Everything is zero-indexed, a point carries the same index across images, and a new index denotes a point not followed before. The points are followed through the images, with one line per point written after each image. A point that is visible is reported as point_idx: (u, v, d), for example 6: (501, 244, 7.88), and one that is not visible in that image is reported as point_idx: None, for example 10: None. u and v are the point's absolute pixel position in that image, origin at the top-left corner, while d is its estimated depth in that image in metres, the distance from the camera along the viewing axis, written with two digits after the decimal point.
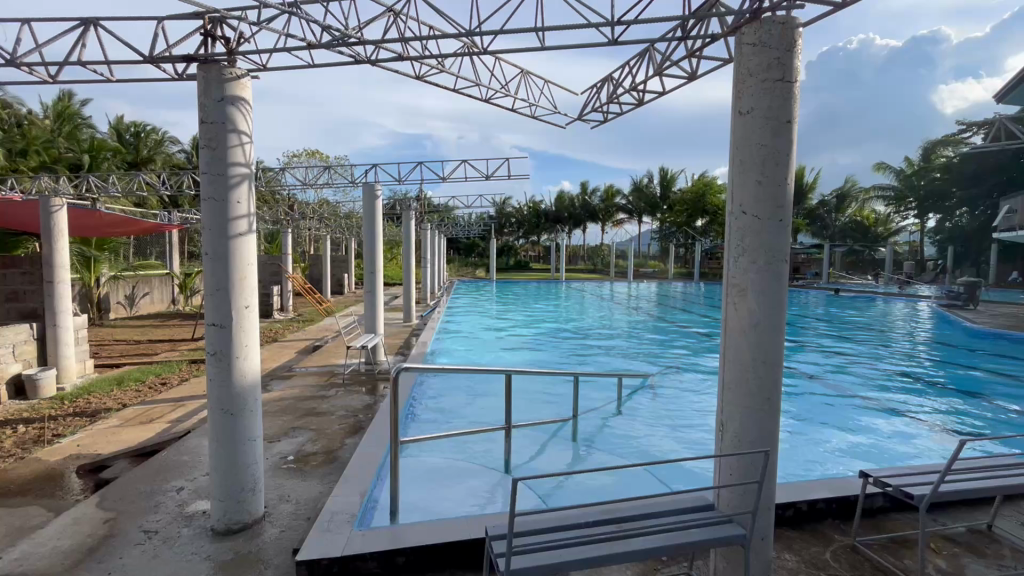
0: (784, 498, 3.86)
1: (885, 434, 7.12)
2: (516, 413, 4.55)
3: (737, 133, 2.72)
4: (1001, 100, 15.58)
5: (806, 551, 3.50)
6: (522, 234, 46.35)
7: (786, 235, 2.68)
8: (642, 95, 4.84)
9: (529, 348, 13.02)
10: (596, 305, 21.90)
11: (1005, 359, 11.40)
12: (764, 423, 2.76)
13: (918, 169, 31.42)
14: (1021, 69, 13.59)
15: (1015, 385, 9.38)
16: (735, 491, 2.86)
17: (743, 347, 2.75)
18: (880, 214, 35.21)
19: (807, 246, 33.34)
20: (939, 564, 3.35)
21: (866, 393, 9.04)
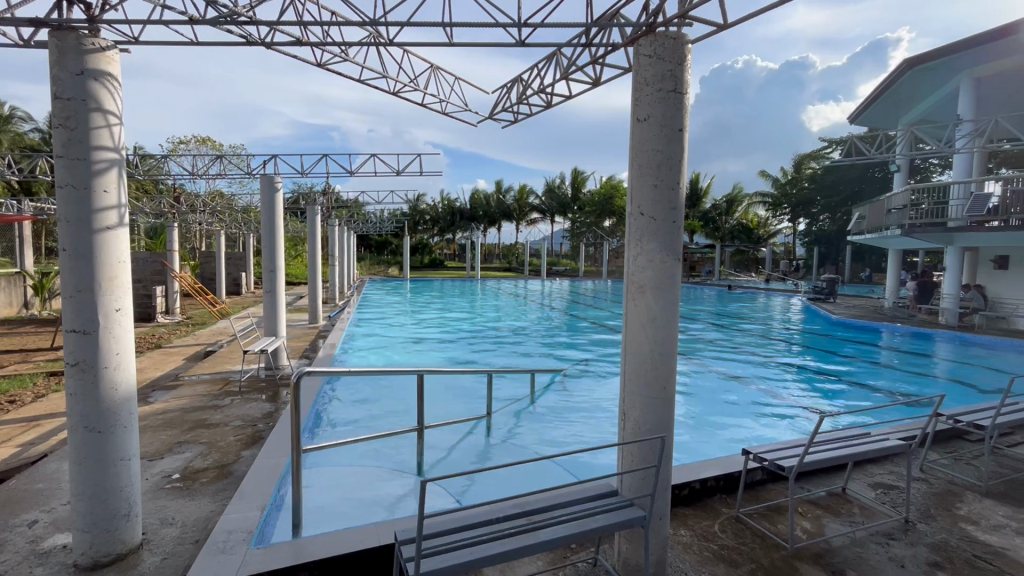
0: (680, 479, 4.18)
1: (760, 415, 7.99)
2: (434, 416, 4.47)
3: (636, 138, 2.88)
4: (855, 121, 17.95)
5: (698, 525, 3.82)
6: (436, 232, 45.72)
7: (678, 235, 2.88)
8: (550, 98, 4.95)
9: (444, 347, 12.90)
10: (510, 303, 22.25)
11: (859, 345, 13.22)
12: (660, 411, 2.96)
13: (790, 178, 35.43)
14: (869, 95, 15.73)
15: (868, 367, 10.90)
16: (636, 476, 3.04)
17: (642, 340, 2.93)
18: (761, 218, 39.25)
19: (701, 246, 36.41)
20: (806, 526, 3.82)
21: (750, 380, 10.03)
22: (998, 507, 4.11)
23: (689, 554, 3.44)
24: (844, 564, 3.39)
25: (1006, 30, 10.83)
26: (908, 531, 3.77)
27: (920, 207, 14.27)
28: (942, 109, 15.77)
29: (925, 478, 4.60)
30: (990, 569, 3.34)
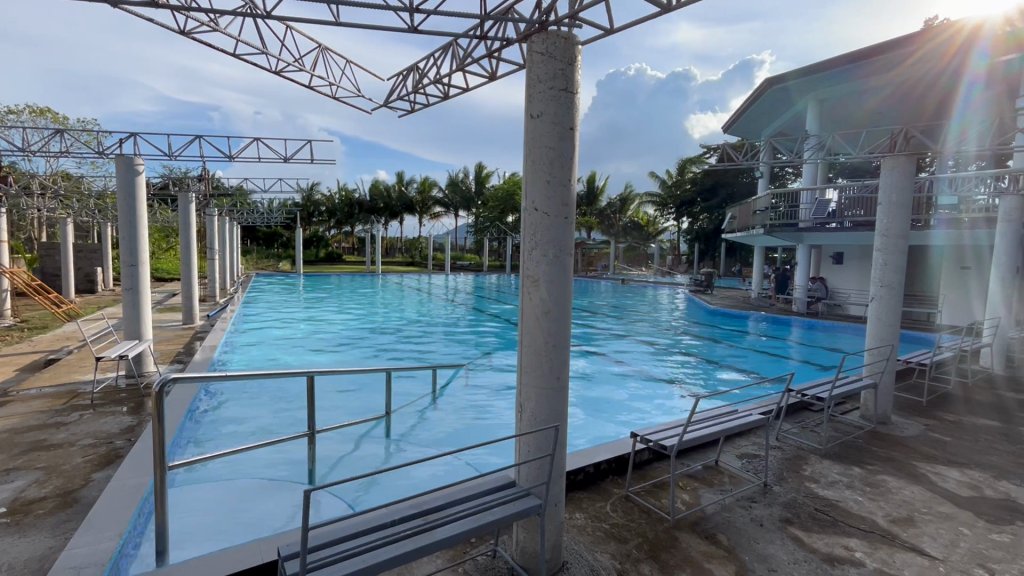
0: (575, 465, 4.37)
1: (647, 399, 8.64)
2: (331, 421, 4.24)
3: (530, 134, 2.93)
4: (727, 130, 19.94)
5: (592, 507, 4.02)
6: (333, 224, 43.22)
7: (570, 230, 2.98)
8: (447, 89, 4.86)
9: (342, 346, 12.24)
10: (414, 298, 21.71)
11: (732, 331, 14.83)
12: (554, 402, 3.04)
13: (674, 180, 38.46)
14: (739, 108, 17.55)
15: (738, 351, 12.26)
16: (532, 466, 3.10)
17: (537, 332, 2.99)
18: (651, 217, 42.16)
19: (598, 242, 38.30)
20: (685, 499, 4.19)
21: (640, 367, 10.82)
22: (834, 466, 4.83)
23: (583, 536, 3.60)
24: (717, 529, 3.77)
25: (849, 58, 12.61)
26: (766, 493, 4.30)
27: (778, 210, 16.25)
28: (795, 123, 18.07)
29: (779, 446, 5.28)
30: (828, 519, 3.91)
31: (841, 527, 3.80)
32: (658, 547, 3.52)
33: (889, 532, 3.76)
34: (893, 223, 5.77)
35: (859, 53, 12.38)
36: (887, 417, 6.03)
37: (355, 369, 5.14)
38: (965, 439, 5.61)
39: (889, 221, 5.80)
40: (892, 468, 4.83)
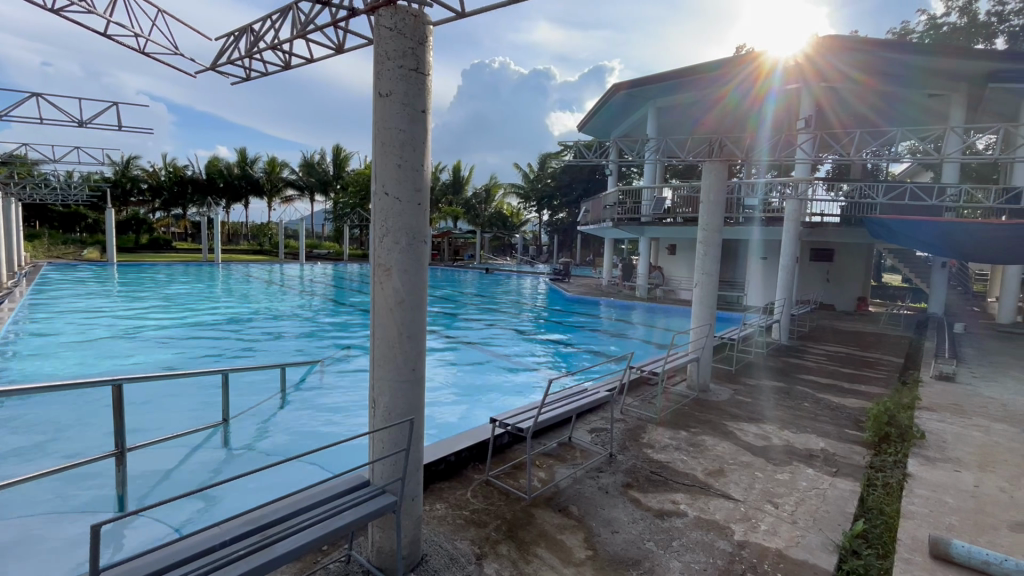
0: (436, 455, 4.34)
1: (508, 384, 8.95)
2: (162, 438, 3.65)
3: (379, 115, 2.77)
4: (581, 129, 21.36)
5: (453, 496, 4.02)
6: (158, 205, 37.05)
7: (423, 217, 2.89)
8: (286, 58, 4.41)
9: (171, 346, 10.61)
10: (263, 290, 19.71)
11: (586, 316, 16.12)
12: (410, 394, 2.94)
13: (536, 174, 40.20)
14: (591, 110, 18.87)
15: (591, 335, 13.37)
16: (388, 462, 2.97)
17: (391, 324, 2.86)
18: (515, 208, 43.44)
19: (464, 232, 38.39)
20: (541, 476, 4.42)
21: (504, 353, 11.21)
22: (665, 431, 5.51)
23: (443, 527, 3.58)
24: (568, 501, 4.04)
25: (681, 73, 14.28)
26: (612, 462, 4.73)
27: (625, 205, 17.93)
28: (638, 127, 20.04)
29: (623, 418, 5.86)
30: (660, 479, 4.44)
31: (670, 485, 4.35)
32: (516, 526, 3.65)
33: (706, 483, 4.40)
34: (711, 219, 6.71)
35: (690, 70, 14.07)
36: (706, 386, 7.04)
37: (188, 373, 4.49)
38: (759, 398, 6.83)
39: (708, 217, 6.73)
40: (709, 428, 5.67)
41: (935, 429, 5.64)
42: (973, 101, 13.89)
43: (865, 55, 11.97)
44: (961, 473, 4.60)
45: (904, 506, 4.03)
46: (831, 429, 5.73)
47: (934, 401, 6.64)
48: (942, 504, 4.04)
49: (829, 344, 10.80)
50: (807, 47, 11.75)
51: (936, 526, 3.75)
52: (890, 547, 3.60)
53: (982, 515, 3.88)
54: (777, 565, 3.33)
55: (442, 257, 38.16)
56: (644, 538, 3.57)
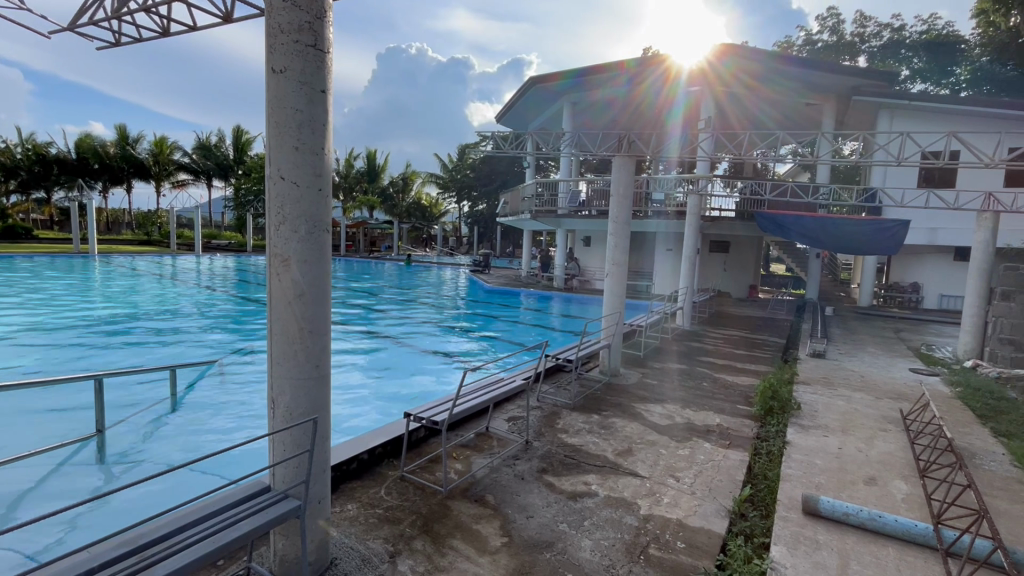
0: (348, 454, 4.16)
1: (426, 376, 8.83)
2: (28, 454, 3.22)
3: (272, 92, 2.56)
4: (500, 120, 21.37)
5: (365, 495, 3.89)
6: (14, 187, 31.91)
7: (325, 205, 2.72)
8: (164, 25, 3.98)
9: (34, 350, 9.27)
10: (152, 284, 17.77)
11: (506, 307, 16.33)
12: (314, 391, 2.77)
13: (455, 165, 39.68)
14: (509, 102, 18.94)
15: (510, 325, 13.57)
16: (289, 465, 2.79)
17: (290, 319, 2.68)
18: (434, 198, 42.56)
19: (381, 222, 37.03)
20: (457, 468, 4.40)
21: (423, 345, 11.05)
22: (579, 416, 5.72)
23: (353, 527, 3.45)
24: (484, 490, 4.06)
25: (597, 70, 14.71)
26: (527, 449, 4.82)
27: (542, 197, 18.26)
28: (555, 121, 20.43)
29: (539, 406, 5.99)
30: (574, 463, 4.60)
31: (582, 467, 4.52)
32: (431, 520, 3.61)
33: (616, 463, 4.62)
34: (620, 211, 7.02)
35: (604, 67, 14.54)
36: (617, 371, 7.39)
37: (58, 379, 3.96)
38: (664, 380, 7.32)
39: (618, 210, 7.03)
40: (619, 411, 5.97)
41: (809, 401, 6.38)
42: (841, 112, 15.77)
43: (758, 64, 13.08)
44: (829, 437, 5.25)
45: (783, 470, 4.52)
46: (726, 406, 6.28)
47: (809, 376, 7.51)
48: (814, 466, 4.58)
49: (725, 328, 11.81)
50: (708, 52, 12.61)
51: (808, 485, 4.24)
52: (771, 507, 4.02)
53: (844, 473, 4.45)
54: (677, 533, 3.59)
55: (358, 248, 36.61)
56: (557, 521, 3.68)
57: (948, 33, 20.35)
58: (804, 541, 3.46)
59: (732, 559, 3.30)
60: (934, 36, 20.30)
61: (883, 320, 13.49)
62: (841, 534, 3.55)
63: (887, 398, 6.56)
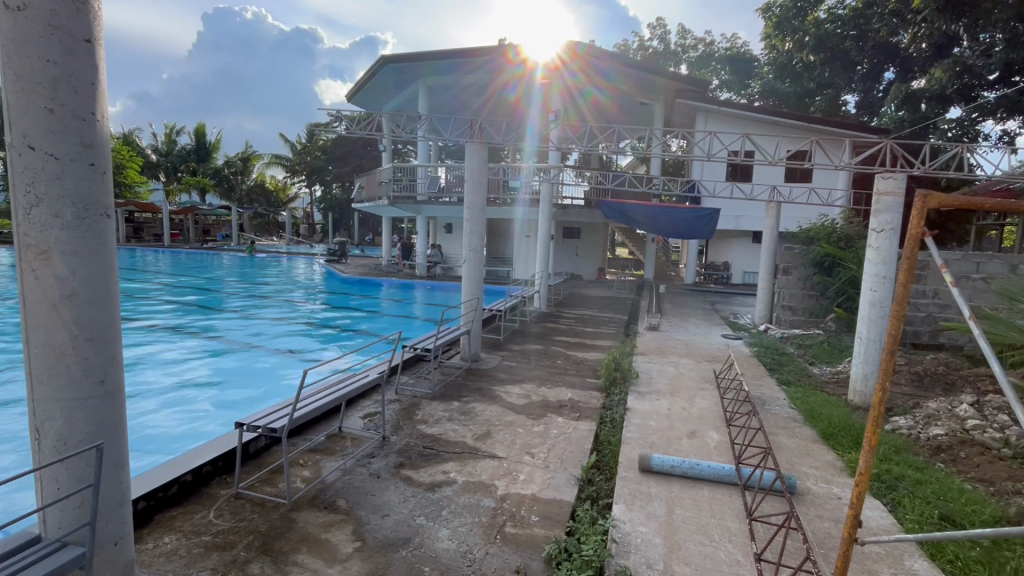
0: (165, 478, 3.55)
1: (269, 377, 8.02)
2: None
3: (8, 34, 1.98)
4: (350, 100, 19.95)
5: (188, 523, 3.36)
6: None
7: (102, 184, 2.20)
8: None
9: None
10: None
11: (366, 297, 15.58)
12: (99, 411, 2.26)
13: (303, 146, 36.46)
14: (359, 80, 17.73)
15: (369, 316, 12.96)
16: (67, 506, 2.25)
17: (56, 326, 2.14)
18: (281, 181, 38.65)
19: (215, 207, 32.52)
20: (305, 475, 4.04)
21: (268, 342, 10.03)
22: (439, 405, 5.67)
23: (172, 563, 2.95)
24: (336, 495, 3.79)
25: (453, 53, 14.45)
26: (383, 445, 4.63)
27: (401, 182, 17.64)
28: (409, 103, 19.70)
29: (397, 399, 5.80)
30: (432, 453, 4.53)
31: (441, 456, 4.48)
32: (271, 538, 3.25)
33: (475, 447, 4.67)
34: (475, 198, 7.04)
35: (461, 52, 14.39)
36: (477, 356, 7.47)
37: None
38: (522, 361, 7.63)
39: (473, 197, 7.04)
40: (478, 395, 6.06)
41: (646, 369, 7.16)
42: (668, 112, 17.84)
43: (601, 62, 14.09)
44: (661, 400, 5.94)
45: (623, 434, 4.99)
46: (577, 380, 6.76)
47: (645, 347, 8.43)
48: (648, 427, 5.13)
49: (577, 308, 12.73)
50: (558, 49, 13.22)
51: (645, 445, 4.74)
52: (614, 469, 4.43)
53: (671, 430, 5.08)
54: (531, 508, 3.74)
55: (188, 237, 31.81)
56: (414, 515, 3.58)
57: (744, 52, 24.17)
58: (639, 496, 3.86)
59: (580, 523, 3.55)
60: (735, 53, 23.98)
61: (703, 294, 15.77)
62: (669, 485, 4.03)
63: (704, 361, 7.67)
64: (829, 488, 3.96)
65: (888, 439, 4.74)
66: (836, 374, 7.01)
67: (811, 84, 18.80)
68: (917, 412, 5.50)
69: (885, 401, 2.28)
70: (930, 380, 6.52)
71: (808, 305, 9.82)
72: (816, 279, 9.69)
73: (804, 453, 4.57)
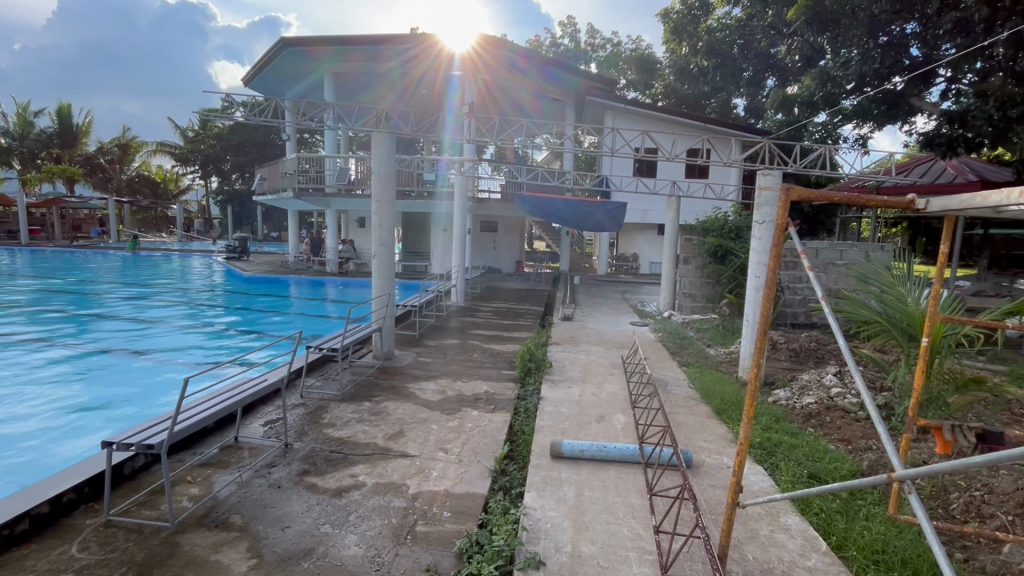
0: (12, 513, 3.06)
1: (149, 387, 7.21)
2: None
3: None
4: (246, 83, 18.40)
5: (44, 561, 2.93)
6: None
7: None
8: None
9: None
10: None
11: (272, 297, 14.56)
12: None
13: (195, 133, 33.18)
14: (258, 63, 16.41)
15: (273, 317, 12.10)
16: None
17: None
18: (169, 171, 34.93)
19: (88, 200, 28.67)
20: (192, 493, 3.68)
21: (151, 348, 9.03)
22: (349, 406, 5.43)
23: None
24: (229, 511, 3.50)
25: (365, 39, 13.81)
26: (286, 453, 4.35)
27: (308, 173, 16.65)
28: (314, 88, 18.58)
29: (302, 403, 5.47)
30: (339, 457, 4.32)
31: (350, 459, 4.29)
32: (151, 566, 2.93)
33: (386, 447, 4.53)
34: (383, 190, 6.80)
35: (374, 38, 13.79)
36: (390, 353, 7.24)
37: None
38: (438, 356, 7.52)
39: (381, 189, 6.79)
40: (390, 393, 5.89)
41: (560, 358, 7.38)
42: (579, 108, 18.42)
43: (518, 57, 14.20)
44: (573, 387, 6.13)
45: (537, 423, 5.09)
46: (493, 373, 6.80)
47: (559, 337, 8.66)
48: (561, 415, 5.27)
49: (494, 302, 12.79)
50: (474, 41, 13.13)
51: (558, 432, 4.87)
52: (527, 458, 4.50)
53: (583, 415, 5.26)
54: (444, 504, 3.70)
55: (53, 234, 27.80)
56: (318, 524, 3.39)
57: (648, 54, 25.52)
58: (551, 482, 3.96)
59: (492, 515, 3.56)
60: (640, 54, 25.25)
61: (614, 284, 16.54)
62: (578, 469, 4.17)
63: (614, 348, 8.03)
64: (719, 459, 4.32)
65: (769, 410, 5.25)
66: (729, 354, 7.66)
67: (707, 86, 20.29)
68: (794, 383, 6.16)
69: (760, 376, 2.50)
70: (805, 355, 7.32)
71: (705, 292, 10.64)
72: (711, 267, 10.52)
73: (699, 428, 4.93)
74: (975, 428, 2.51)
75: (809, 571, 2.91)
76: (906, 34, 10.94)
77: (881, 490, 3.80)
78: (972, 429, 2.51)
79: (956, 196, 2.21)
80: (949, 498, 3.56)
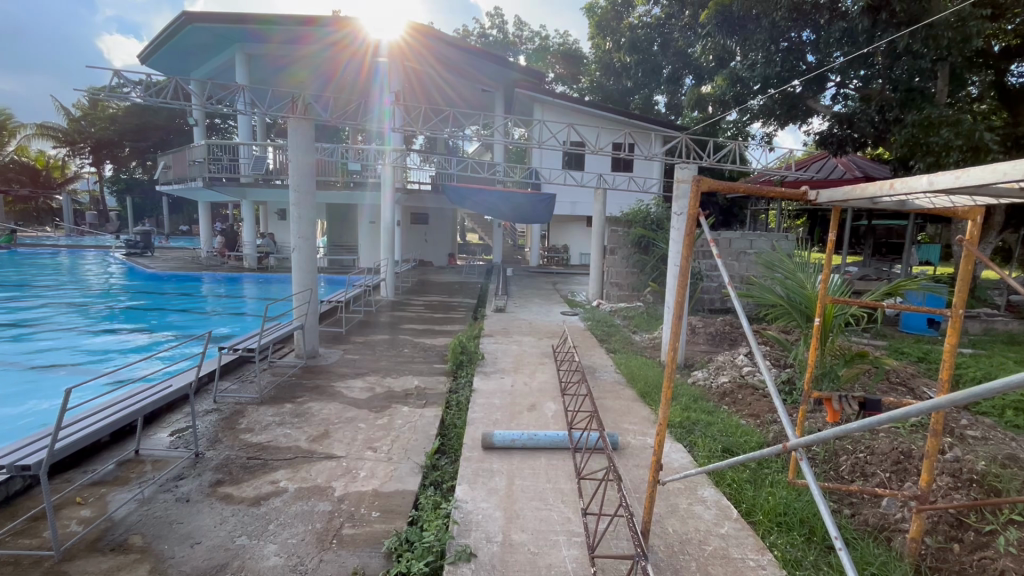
0: None
1: (25, 400, 6.39)
2: None
3: None
4: (143, 61, 16.66)
5: None
6: None
7: None
8: None
9: None
10: None
11: (181, 295, 13.40)
12: None
13: (83, 114, 29.63)
14: (158, 40, 14.93)
15: (181, 317, 11.12)
16: None
17: None
18: (53, 156, 31.00)
19: None
20: (83, 515, 3.31)
21: (28, 356, 7.99)
22: (268, 409, 5.11)
23: None
24: (128, 531, 3.18)
25: (283, 20, 12.97)
26: (196, 463, 4.02)
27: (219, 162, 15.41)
28: (224, 69, 17.18)
29: (216, 408, 5.09)
30: (257, 463, 4.06)
31: (269, 465, 4.04)
32: None
33: (310, 449, 4.32)
34: (301, 180, 6.42)
35: (294, 21, 12.99)
36: (314, 352, 6.89)
37: None
38: (366, 352, 7.27)
39: (299, 179, 6.41)
40: (314, 393, 5.61)
41: (492, 349, 7.39)
42: (509, 100, 18.44)
43: (448, 48, 13.99)
44: (504, 377, 6.18)
45: (469, 416, 5.06)
46: (424, 367, 6.68)
47: (491, 329, 8.68)
48: (492, 405, 5.28)
49: (426, 295, 12.56)
50: (402, 30, 12.78)
51: (489, 423, 4.88)
52: (459, 451, 4.48)
53: (514, 405, 5.31)
54: (372, 504, 3.59)
55: None
56: (233, 536, 3.17)
57: (575, 48, 25.96)
58: (482, 473, 3.96)
59: (422, 511, 3.50)
60: (567, 47, 25.64)
61: (545, 275, 16.82)
62: (510, 458, 4.20)
63: (545, 338, 8.17)
64: (643, 439, 4.52)
65: (688, 391, 5.57)
66: (652, 340, 8.04)
67: (630, 82, 20.99)
68: (710, 364, 6.58)
69: (676, 359, 2.62)
70: (720, 337, 7.86)
71: (631, 281, 11.10)
72: (636, 257, 10.97)
73: (625, 412, 5.14)
74: (858, 398, 2.84)
75: (723, 537, 3.13)
76: (803, 40, 11.86)
77: (783, 459, 4.15)
78: (855, 399, 2.83)
79: (841, 187, 2.42)
80: (839, 460, 3.95)
